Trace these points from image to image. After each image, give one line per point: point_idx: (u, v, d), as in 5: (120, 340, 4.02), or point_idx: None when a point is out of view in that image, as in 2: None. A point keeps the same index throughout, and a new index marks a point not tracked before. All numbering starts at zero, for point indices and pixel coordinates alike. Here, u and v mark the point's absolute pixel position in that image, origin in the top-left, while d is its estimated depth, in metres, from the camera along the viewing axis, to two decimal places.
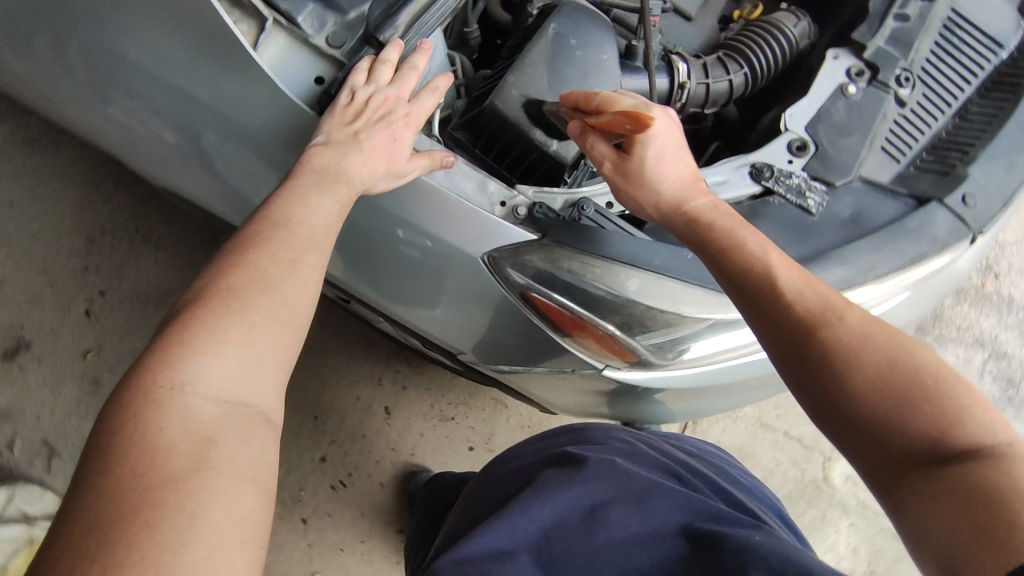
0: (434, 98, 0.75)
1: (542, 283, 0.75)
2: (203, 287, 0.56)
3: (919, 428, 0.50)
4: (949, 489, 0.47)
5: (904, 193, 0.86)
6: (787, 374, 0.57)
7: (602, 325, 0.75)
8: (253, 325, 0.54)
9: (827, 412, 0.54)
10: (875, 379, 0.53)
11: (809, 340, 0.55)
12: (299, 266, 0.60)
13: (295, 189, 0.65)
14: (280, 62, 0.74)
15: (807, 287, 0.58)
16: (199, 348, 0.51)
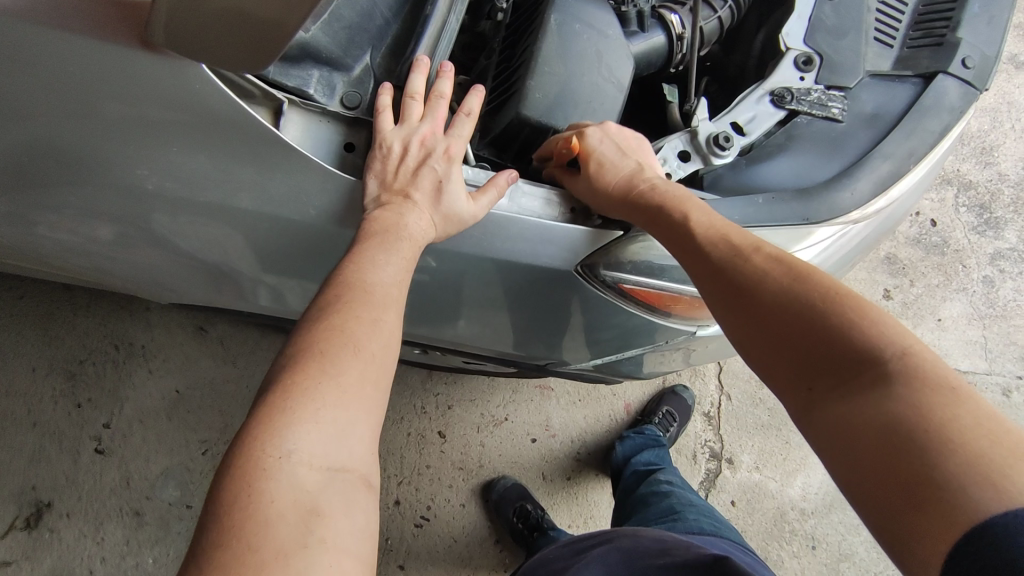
0: (469, 123, 0.70)
1: (642, 274, 0.75)
2: (299, 343, 0.49)
3: (852, 383, 0.49)
4: (873, 466, 0.45)
5: (910, 75, 0.90)
6: (755, 352, 0.57)
7: (703, 292, 0.78)
8: (353, 391, 0.47)
9: (793, 378, 0.54)
10: (841, 344, 0.51)
11: (780, 315, 0.55)
12: (383, 326, 0.52)
13: (358, 249, 0.58)
14: (305, 138, 0.67)
15: (774, 270, 0.58)
16: (299, 415, 0.44)
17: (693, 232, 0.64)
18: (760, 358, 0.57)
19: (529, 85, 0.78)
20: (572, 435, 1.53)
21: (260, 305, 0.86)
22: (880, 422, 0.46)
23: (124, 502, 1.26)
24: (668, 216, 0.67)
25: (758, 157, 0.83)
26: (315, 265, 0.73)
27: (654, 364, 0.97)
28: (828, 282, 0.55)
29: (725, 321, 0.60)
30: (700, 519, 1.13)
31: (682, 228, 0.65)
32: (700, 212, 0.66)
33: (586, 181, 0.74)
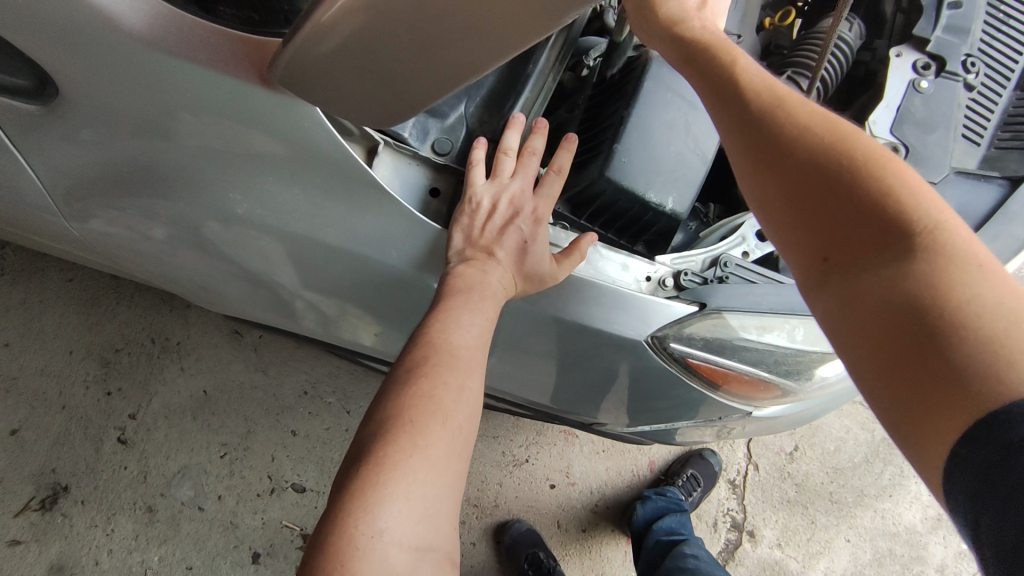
0: (557, 180, 0.69)
1: (708, 350, 0.73)
2: (387, 410, 0.48)
3: (852, 224, 0.47)
4: (905, 347, 0.43)
5: (998, 176, 0.89)
6: (775, 213, 0.52)
7: (764, 373, 0.76)
8: (442, 465, 0.46)
9: (807, 249, 0.50)
10: (870, 214, 0.47)
11: (811, 171, 0.49)
12: (468, 392, 0.51)
13: (442, 307, 0.58)
14: (394, 178, 0.68)
15: (810, 120, 0.51)
16: (390, 491, 0.43)
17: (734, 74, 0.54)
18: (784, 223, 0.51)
19: (616, 150, 0.79)
20: (592, 485, 1.49)
21: (308, 326, 0.86)
22: (886, 260, 0.45)
23: (139, 496, 1.26)
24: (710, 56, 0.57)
25: None
26: (380, 300, 0.73)
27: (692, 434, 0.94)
28: (860, 137, 0.50)
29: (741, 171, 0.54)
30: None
31: (721, 74, 0.55)
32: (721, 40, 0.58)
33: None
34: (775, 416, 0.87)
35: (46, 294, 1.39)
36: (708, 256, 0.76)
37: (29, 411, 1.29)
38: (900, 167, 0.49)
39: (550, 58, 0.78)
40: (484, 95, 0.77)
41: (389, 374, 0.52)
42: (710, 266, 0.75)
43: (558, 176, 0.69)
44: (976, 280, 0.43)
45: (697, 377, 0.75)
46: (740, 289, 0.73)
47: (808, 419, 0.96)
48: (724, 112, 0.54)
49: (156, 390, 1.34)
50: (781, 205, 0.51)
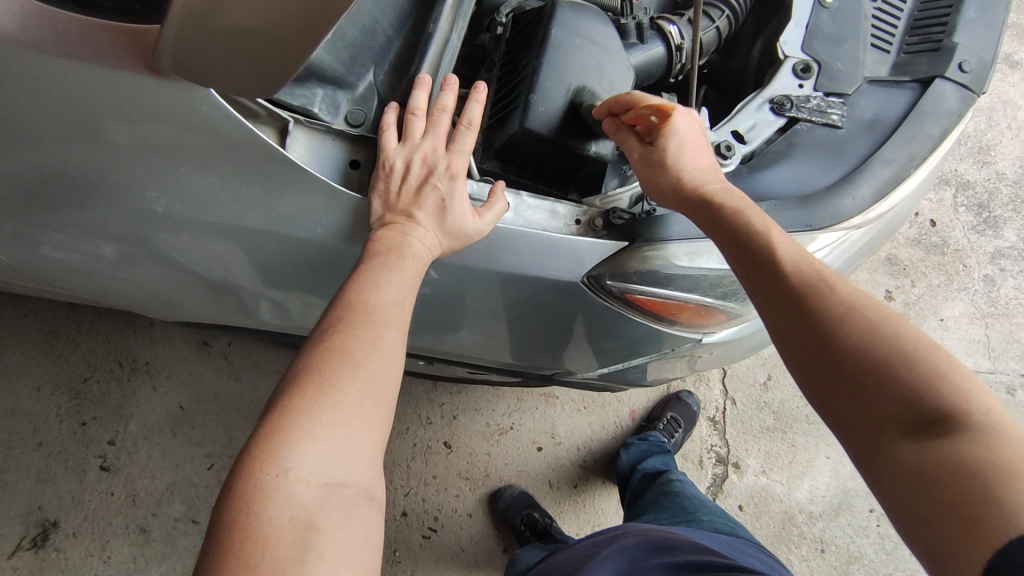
0: (469, 134, 0.70)
1: (646, 282, 0.74)
2: (298, 365, 0.52)
3: (898, 392, 0.50)
4: (943, 506, 0.45)
5: (908, 80, 0.90)
6: (812, 377, 0.55)
7: (706, 298, 0.77)
8: (351, 409, 0.50)
9: (853, 424, 0.52)
10: (919, 396, 0.50)
11: (858, 354, 0.53)
12: (384, 344, 0.55)
13: (364, 267, 0.60)
14: (311, 155, 0.69)
15: (856, 302, 0.55)
16: (298, 435, 0.48)
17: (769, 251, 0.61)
18: (834, 405, 0.54)
19: (532, 101, 0.79)
20: (577, 441, 1.52)
21: (264, 321, 0.86)
22: (936, 435, 0.48)
23: (129, 520, 1.25)
24: (743, 237, 0.63)
25: (760, 166, 0.84)
26: (324, 279, 0.74)
27: (662, 370, 0.97)
28: (909, 330, 0.53)
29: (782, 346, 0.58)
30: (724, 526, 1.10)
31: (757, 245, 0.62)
32: (760, 219, 0.65)
33: (659, 147, 0.74)
34: (732, 339, 0.89)
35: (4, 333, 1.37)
36: (631, 193, 0.79)
37: (5, 451, 1.28)
38: (947, 359, 0.51)
39: (452, 14, 0.76)
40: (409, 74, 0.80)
41: (311, 333, 0.55)
42: (637, 202, 0.78)
43: (468, 131, 0.70)
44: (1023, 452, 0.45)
45: (644, 311, 0.77)
46: (667, 218, 0.75)
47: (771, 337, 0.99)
48: (762, 293, 0.60)
49: (132, 413, 1.33)
50: (824, 372, 0.54)
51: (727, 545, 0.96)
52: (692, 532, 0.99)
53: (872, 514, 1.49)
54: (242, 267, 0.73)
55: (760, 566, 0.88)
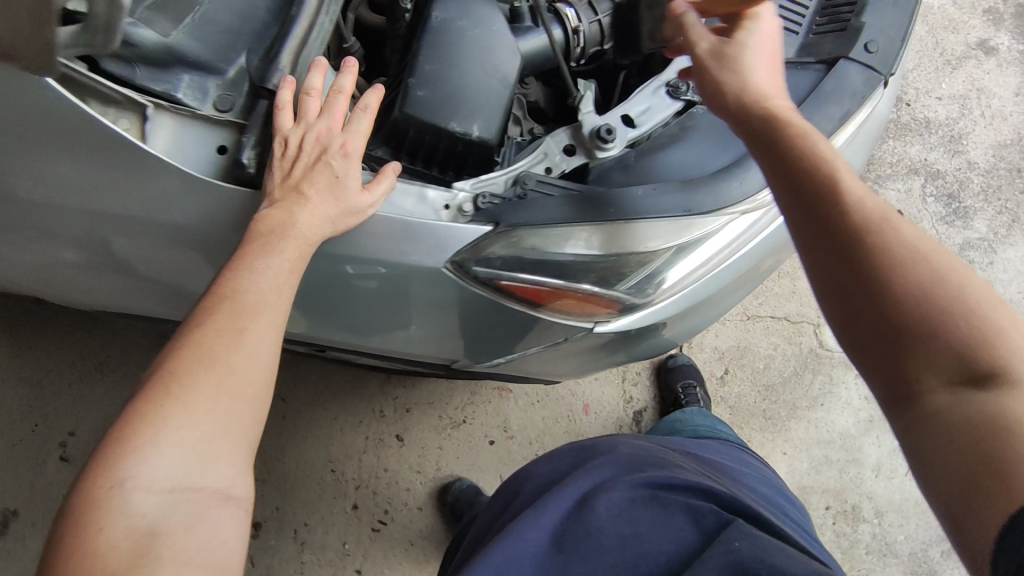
0: (365, 118, 0.69)
1: (512, 268, 0.72)
2: (161, 363, 0.51)
3: (945, 343, 0.48)
4: (967, 472, 0.44)
5: (813, 62, 0.88)
6: (841, 314, 0.52)
7: (584, 287, 0.74)
8: (206, 407, 0.49)
9: (875, 365, 0.50)
10: (956, 350, 0.47)
11: (905, 295, 0.49)
12: (247, 335, 0.53)
13: (240, 254, 0.59)
14: (176, 144, 0.69)
15: (912, 243, 0.51)
16: (139, 439, 0.47)
17: (816, 175, 0.53)
18: (858, 344, 0.51)
19: (411, 84, 0.78)
20: (531, 437, 1.47)
21: (155, 310, 0.86)
22: (970, 394, 0.46)
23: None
24: (794, 154, 0.55)
25: (649, 151, 0.82)
26: (196, 266, 0.74)
27: (584, 364, 0.91)
28: (956, 278, 0.49)
29: (816, 256, 0.52)
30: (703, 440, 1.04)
31: (818, 168, 0.54)
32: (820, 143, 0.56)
33: (718, 47, 0.62)
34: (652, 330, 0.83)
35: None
36: (506, 178, 0.77)
37: None
38: (1003, 316, 0.48)
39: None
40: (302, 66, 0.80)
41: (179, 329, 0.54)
42: (511, 186, 0.76)
43: (363, 114, 0.69)
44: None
45: (523, 299, 0.74)
46: (537, 203, 0.73)
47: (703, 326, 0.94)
48: (804, 225, 0.53)
49: None
50: (855, 312, 0.51)
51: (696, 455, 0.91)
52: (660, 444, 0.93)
53: (826, 512, 1.44)
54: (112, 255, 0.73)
55: (764, 503, 0.84)
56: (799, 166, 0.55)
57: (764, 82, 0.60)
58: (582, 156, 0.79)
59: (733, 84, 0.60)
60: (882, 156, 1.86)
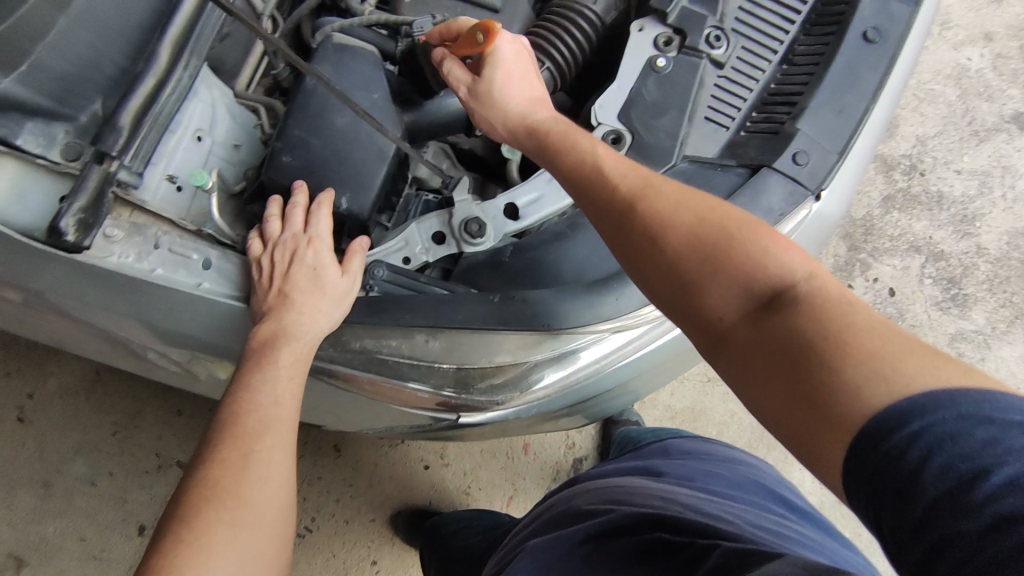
0: (324, 212, 0.72)
1: (342, 364, 0.69)
2: (175, 508, 0.54)
3: (732, 283, 0.53)
4: (794, 395, 0.46)
5: (735, 164, 0.79)
6: (661, 287, 0.58)
7: (424, 389, 0.69)
8: (234, 536, 0.53)
9: (698, 326, 0.56)
10: (753, 279, 0.53)
11: (684, 250, 0.56)
12: (255, 458, 0.58)
13: (238, 375, 0.64)
14: (14, 193, 0.66)
15: (679, 206, 0.58)
16: (189, 561, 0.50)
17: (598, 169, 0.63)
18: (681, 318, 0.57)
19: (277, 148, 0.74)
20: (466, 466, 1.38)
21: (31, 323, 0.87)
22: (773, 316, 0.50)
23: (36, 471, 1.30)
24: (571, 158, 0.66)
25: (528, 247, 0.76)
26: (45, 303, 0.74)
27: (492, 432, 0.84)
28: (726, 217, 0.56)
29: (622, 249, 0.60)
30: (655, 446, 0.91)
31: (585, 167, 0.65)
32: (585, 138, 0.67)
33: (486, 77, 0.74)
34: (549, 409, 0.76)
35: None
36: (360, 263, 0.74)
37: None
38: (772, 241, 0.54)
39: (185, 53, 0.72)
40: (197, 119, 0.78)
41: (192, 463, 0.59)
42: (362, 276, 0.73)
43: (319, 214, 0.72)
44: (848, 312, 0.47)
45: (367, 392, 0.71)
46: (378, 301, 0.70)
47: (634, 387, 0.87)
48: (603, 218, 0.62)
49: None
50: (661, 286, 0.57)
51: (656, 472, 0.77)
52: (609, 473, 0.81)
53: None
54: None
55: (737, 495, 0.71)
56: (575, 164, 0.66)
57: (517, 101, 0.73)
58: (450, 247, 0.75)
59: (495, 118, 0.75)
60: (879, 230, 1.56)
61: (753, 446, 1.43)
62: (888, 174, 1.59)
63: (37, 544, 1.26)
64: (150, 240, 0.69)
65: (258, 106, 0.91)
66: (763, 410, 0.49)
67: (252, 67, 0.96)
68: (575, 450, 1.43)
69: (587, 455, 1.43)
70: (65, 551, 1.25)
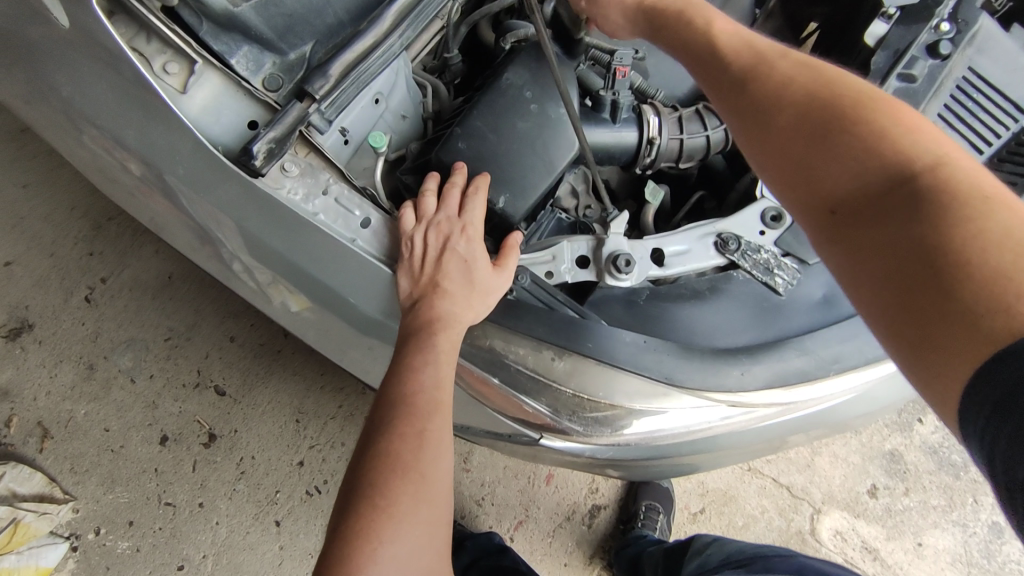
0: (479, 196, 0.71)
1: (464, 356, 0.70)
2: (355, 479, 0.55)
3: (853, 165, 0.48)
4: (922, 296, 0.42)
5: None
6: (774, 169, 0.54)
7: (532, 404, 0.69)
8: (407, 522, 0.52)
9: (812, 216, 0.51)
10: (878, 165, 0.47)
11: (804, 123, 0.51)
12: (427, 438, 0.57)
13: (397, 355, 0.62)
14: (212, 106, 0.69)
15: (799, 80, 0.54)
16: (382, 534, 0.51)
17: (714, 38, 0.61)
18: (793, 205, 0.52)
19: (455, 134, 0.75)
20: (487, 479, 1.37)
21: (160, 217, 0.90)
22: (901, 204, 0.44)
23: (86, 352, 1.33)
24: (686, 28, 0.64)
25: (662, 295, 0.76)
26: (192, 208, 0.77)
27: (558, 461, 0.84)
28: (855, 94, 0.51)
29: (738, 127, 0.57)
30: (780, 558, 0.94)
31: (700, 37, 0.62)
32: (702, 8, 0.64)
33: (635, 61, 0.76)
34: (630, 460, 0.75)
35: (16, 146, 1.51)
36: None
37: None
38: (912, 125, 0.48)
39: (399, 22, 0.76)
40: (385, 86, 0.81)
41: (365, 433, 0.58)
42: None
43: (476, 198, 0.71)
44: (983, 212, 0.41)
45: (472, 389, 0.71)
46: (514, 306, 0.70)
47: (707, 462, 0.85)
48: (719, 87, 0.59)
49: (83, 256, 1.41)
50: (777, 169, 0.53)
51: None
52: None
53: None
54: (130, 165, 0.77)
55: None
56: (688, 33, 0.63)
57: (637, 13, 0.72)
58: (591, 273, 0.77)
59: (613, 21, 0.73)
60: None
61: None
62: None
63: (65, 421, 1.28)
64: (321, 184, 0.71)
65: (426, 83, 0.93)
66: (871, 308, 0.45)
67: (426, 40, 0.96)
68: (596, 496, 1.40)
69: (605, 505, 1.39)
70: (87, 437, 1.27)
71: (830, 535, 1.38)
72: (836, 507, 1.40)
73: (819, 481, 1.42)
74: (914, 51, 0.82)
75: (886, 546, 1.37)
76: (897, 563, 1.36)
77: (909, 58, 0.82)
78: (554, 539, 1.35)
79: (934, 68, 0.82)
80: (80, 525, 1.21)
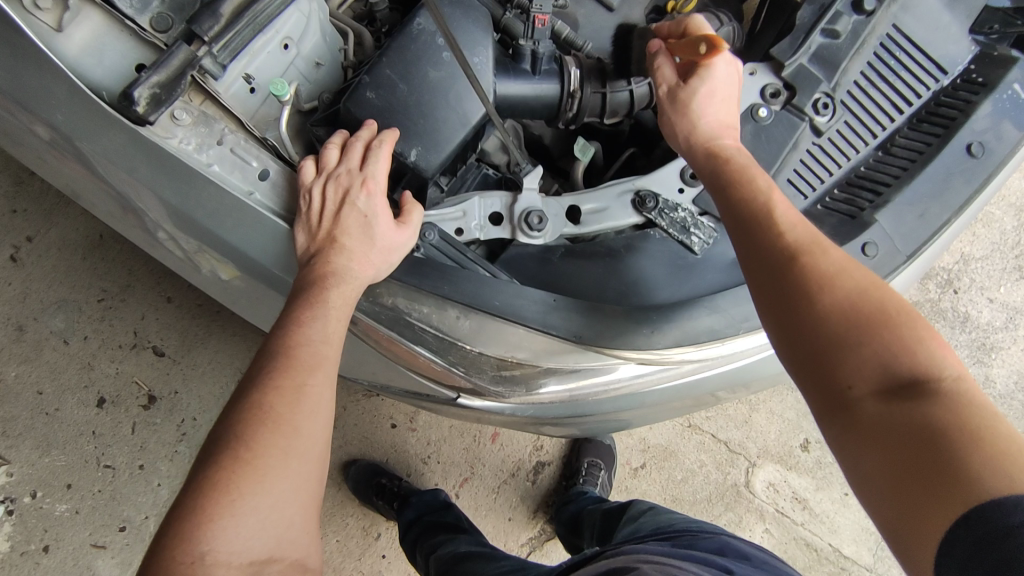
0: (384, 152, 0.68)
1: (371, 316, 0.68)
2: (221, 431, 0.53)
3: (881, 351, 0.50)
4: (914, 475, 0.45)
5: None
6: (791, 352, 0.54)
7: (440, 362, 0.69)
8: (271, 476, 0.51)
9: (818, 388, 0.52)
10: (896, 369, 0.49)
11: (828, 334, 0.52)
12: (306, 392, 0.56)
13: (288, 309, 0.60)
14: (94, 46, 0.64)
15: (845, 269, 0.54)
16: (242, 486, 0.49)
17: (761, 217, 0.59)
18: (797, 361, 0.54)
19: (363, 82, 0.71)
20: (431, 438, 1.37)
21: (64, 171, 0.84)
22: (919, 397, 0.48)
23: (11, 314, 1.26)
24: (739, 195, 0.62)
25: (578, 253, 0.76)
26: (88, 161, 0.71)
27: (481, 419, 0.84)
28: (892, 297, 0.53)
29: (761, 294, 0.57)
30: (708, 535, 0.80)
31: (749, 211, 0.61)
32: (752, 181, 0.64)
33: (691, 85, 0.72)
34: (546, 417, 0.75)
35: None
36: None
37: None
38: (920, 323, 0.51)
39: None
40: (294, 30, 0.75)
41: (242, 385, 0.57)
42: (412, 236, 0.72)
43: (381, 155, 0.68)
44: (978, 420, 0.45)
45: (380, 345, 0.70)
46: (422, 265, 0.68)
47: (630, 418, 0.86)
48: (755, 253, 0.58)
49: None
50: (791, 336, 0.54)
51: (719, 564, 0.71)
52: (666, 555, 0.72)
53: None
54: (16, 112, 0.71)
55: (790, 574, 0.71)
56: (743, 206, 0.62)
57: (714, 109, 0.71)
58: (503, 230, 0.75)
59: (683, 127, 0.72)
60: None
61: (710, 500, 1.41)
62: (924, 281, 1.52)
63: None
64: (216, 134, 0.67)
65: (347, 29, 0.87)
66: (859, 481, 0.49)
67: None
68: (540, 453, 1.42)
69: (549, 462, 1.41)
70: (16, 401, 1.21)
71: (765, 487, 1.43)
72: (770, 461, 1.45)
73: (755, 436, 1.46)
74: (839, 5, 0.81)
75: (814, 496, 1.44)
76: (825, 512, 1.43)
77: (834, 12, 0.80)
78: (499, 495, 1.37)
79: (858, 23, 0.81)
80: (14, 489, 1.17)
